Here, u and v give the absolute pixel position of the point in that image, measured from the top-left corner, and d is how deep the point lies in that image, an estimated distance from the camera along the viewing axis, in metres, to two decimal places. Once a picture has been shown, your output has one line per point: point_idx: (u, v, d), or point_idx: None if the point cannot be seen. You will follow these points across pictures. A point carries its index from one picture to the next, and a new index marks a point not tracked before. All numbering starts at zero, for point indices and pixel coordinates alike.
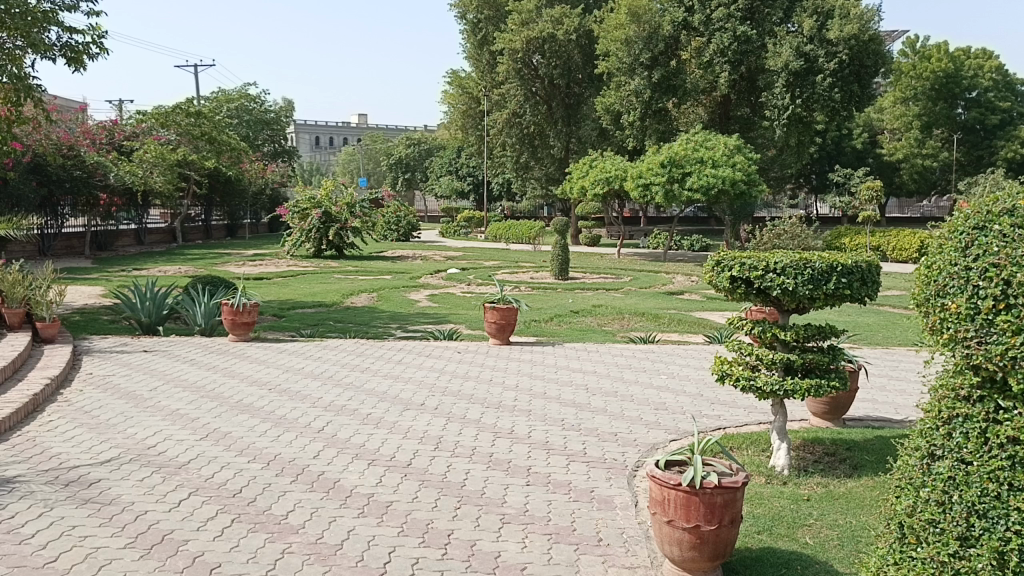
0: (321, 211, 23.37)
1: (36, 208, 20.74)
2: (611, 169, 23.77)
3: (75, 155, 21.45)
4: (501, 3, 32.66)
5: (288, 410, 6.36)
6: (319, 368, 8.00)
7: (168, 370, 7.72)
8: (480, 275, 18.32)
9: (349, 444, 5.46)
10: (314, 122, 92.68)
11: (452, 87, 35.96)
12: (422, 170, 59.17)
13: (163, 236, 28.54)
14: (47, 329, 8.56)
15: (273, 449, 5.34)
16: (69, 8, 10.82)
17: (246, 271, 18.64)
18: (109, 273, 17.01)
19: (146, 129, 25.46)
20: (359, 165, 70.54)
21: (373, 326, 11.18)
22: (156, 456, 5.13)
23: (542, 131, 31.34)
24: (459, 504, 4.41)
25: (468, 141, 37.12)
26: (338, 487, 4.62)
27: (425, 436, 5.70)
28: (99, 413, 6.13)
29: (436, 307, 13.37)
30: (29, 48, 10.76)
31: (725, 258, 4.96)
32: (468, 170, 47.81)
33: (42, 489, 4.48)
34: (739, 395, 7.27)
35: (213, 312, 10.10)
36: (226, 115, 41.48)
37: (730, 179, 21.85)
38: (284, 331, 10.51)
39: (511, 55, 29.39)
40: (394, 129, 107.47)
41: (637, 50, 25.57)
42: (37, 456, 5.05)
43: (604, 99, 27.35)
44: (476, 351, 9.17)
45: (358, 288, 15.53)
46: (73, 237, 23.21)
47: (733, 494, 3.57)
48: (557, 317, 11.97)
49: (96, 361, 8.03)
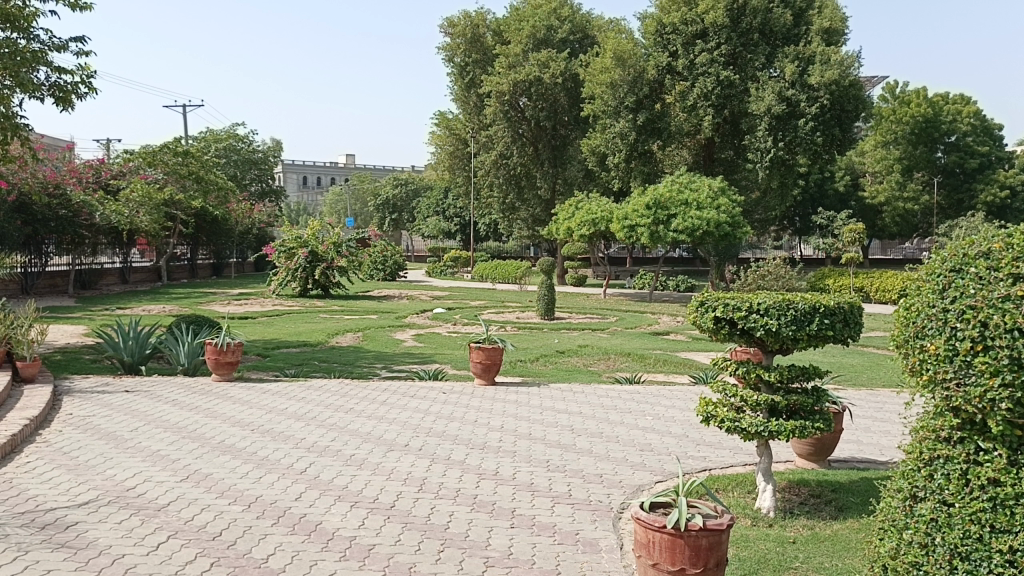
0: (308, 251, 23.37)
1: (20, 246, 20.71)
2: (597, 211, 24.00)
3: (61, 194, 21.37)
4: (489, 47, 33.17)
5: (270, 450, 6.30)
6: (301, 409, 7.91)
7: (149, 410, 7.62)
8: (466, 314, 18.37)
9: (333, 486, 5.40)
10: (302, 162, 93.05)
11: (440, 128, 36.36)
12: (409, 211, 59.55)
13: (146, 274, 28.46)
14: (26, 368, 8.41)
15: (255, 491, 5.27)
16: (58, 48, 10.92)
17: (231, 310, 18.60)
18: (91, 312, 16.92)
19: (133, 168, 25.39)
20: (347, 205, 70.88)
21: (358, 366, 11.13)
22: (136, 498, 5.05)
23: (529, 172, 31.55)
24: (442, 547, 4.36)
25: (455, 181, 37.40)
26: (320, 530, 4.56)
27: (409, 478, 5.65)
28: (78, 454, 6.04)
29: (422, 347, 13.32)
30: (18, 88, 10.89)
31: (709, 298, 4.98)
32: (455, 212, 48.17)
33: (17, 531, 4.39)
34: (725, 437, 7.26)
35: (197, 353, 10.04)
36: (215, 154, 41.71)
37: (714, 221, 22.03)
38: (268, 370, 10.45)
39: (499, 97, 29.83)
40: (383, 169, 108.24)
41: (622, 93, 26.00)
42: (13, 498, 4.96)
43: (590, 141, 27.83)
44: (462, 391, 9.12)
45: (343, 327, 15.47)
46: (57, 275, 23.14)
47: (718, 536, 3.59)
48: (542, 357, 11.95)
49: (76, 401, 7.92)
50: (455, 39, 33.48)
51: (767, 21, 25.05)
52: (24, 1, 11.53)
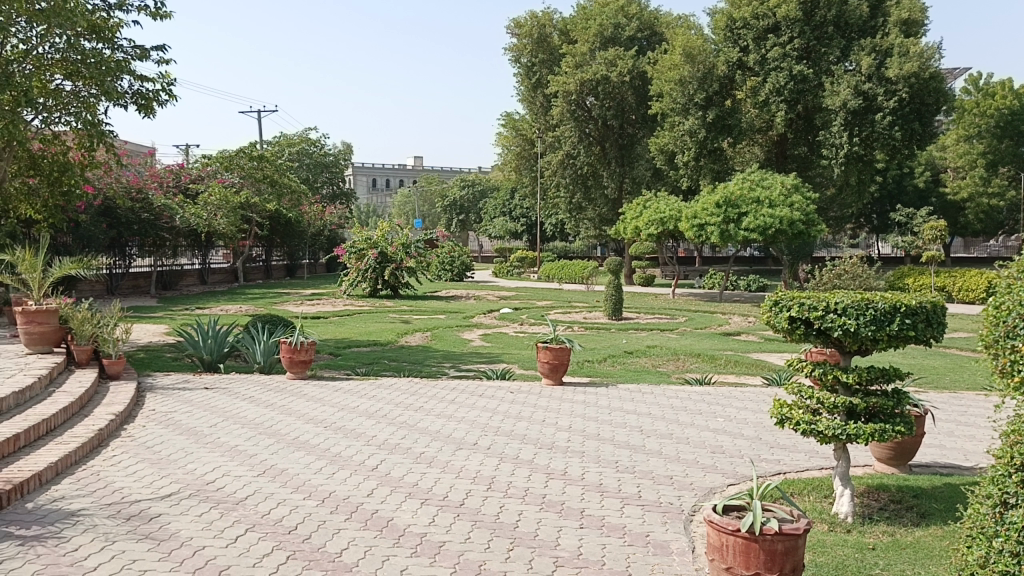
0: (377, 252, 23.73)
1: (106, 249, 21.52)
2: (665, 210, 23.71)
3: (143, 198, 22.20)
4: (556, 46, 33.10)
5: (343, 447, 6.41)
6: (372, 407, 8.03)
7: (228, 407, 7.85)
8: (533, 314, 18.38)
9: (403, 483, 5.47)
10: (371, 165, 94.63)
11: (507, 129, 36.50)
12: (476, 212, 59.97)
13: (225, 275, 29.31)
14: (112, 366, 8.80)
15: (329, 486, 5.37)
16: (140, 57, 11.34)
17: (304, 310, 19.05)
18: (172, 312, 17.51)
19: (212, 172, 26.45)
20: (415, 207, 71.87)
21: (427, 365, 11.25)
22: (215, 491, 5.21)
23: (596, 172, 31.36)
24: (512, 546, 4.37)
25: (522, 181, 37.51)
26: (391, 526, 4.62)
27: (479, 477, 5.68)
28: (160, 448, 6.26)
29: (490, 347, 13.38)
30: (103, 96, 11.56)
31: (783, 298, 4.86)
32: (522, 212, 48.39)
33: (104, 522, 4.57)
34: (801, 440, 7.08)
35: (272, 351, 10.30)
36: (288, 158, 42.72)
37: (787, 219, 21.53)
38: (340, 369, 10.65)
39: (565, 97, 29.74)
40: (448, 170, 109.10)
41: (691, 90, 25.66)
42: (100, 490, 5.18)
43: (659, 139, 27.52)
44: (530, 391, 9.12)
45: (412, 327, 15.64)
46: (140, 276, 23.93)
47: (795, 541, 3.50)
48: (610, 358, 11.85)
49: (159, 397, 8.21)
50: (522, 39, 33.47)
51: (842, 13, 24.30)
52: (111, 12, 12.10)
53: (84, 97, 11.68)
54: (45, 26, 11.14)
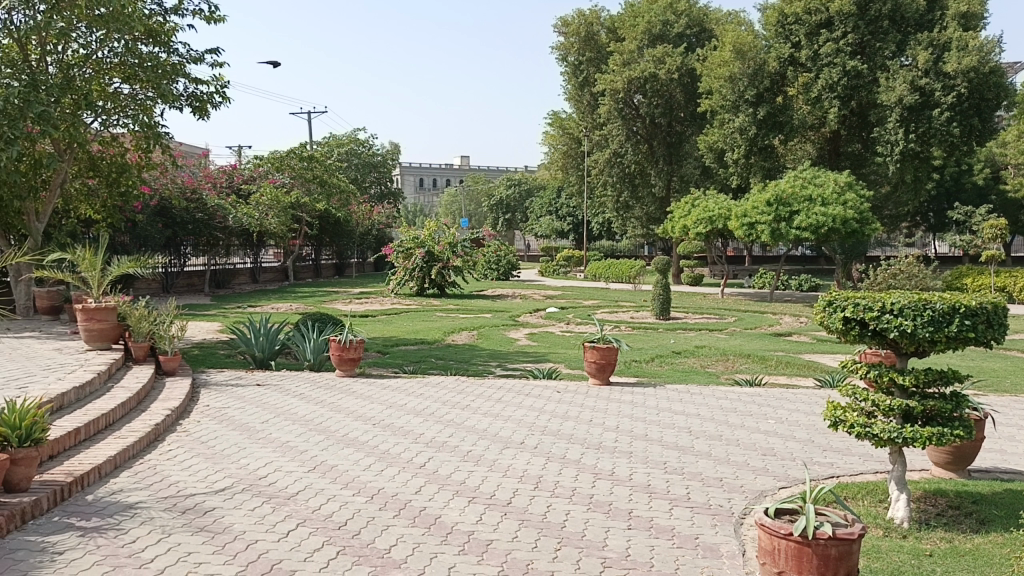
0: (424, 251, 23.89)
1: (162, 248, 22.03)
2: (714, 208, 23.44)
3: (198, 198, 22.71)
4: (603, 44, 32.95)
5: (391, 445, 6.47)
6: (420, 405, 8.09)
7: (279, 403, 7.98)
8: (580, 314, 18.32)
9: (451, 481, 5.50)
10: (419, 164, 95.36)
11: (554, 128, 36.45)
12: (523, 211, 60.00)
13: (275, 274, 29.80)
14: (169, 362, 9.02)
15: (377, 483, 5.42)
16: (195, 60, 11.60)
17: (353, 308, 19.27)
18: (225, 310, 17.86)
19: (263, 173, 26.87)
20: (461, 206, 72.23)
21: (474, 363, 11.30)
22: (267, 486, 5.30)
23: (644, 170, 31.13)
24: (559, 546, 4.36)
25: (569, 180, 37.42)
26: (439, 524, 4.64)
27: (526, 476, 5.68)
28: (214, 443, 6.40)
29: (536, 346, 13.38)
30: (159, 99, 11.85)
31: (837, 298, 4.76)
32: (569, 211, 48.28)
33: (161, 515, 4.68)
34: (854, 443, 6.94)
35: (322, 348, 10.43)
36: (337, 158, 43.27)
37: (841, 218, 21.09)
38: (388, 367, 10.75)
39: (612, 95, 29.60)
40: (494, 169, 109.46)
41: (742, 87, 25.36)
42: (157, 483, 5.30)
43: (708, 137, 27.21)
44: (577, 391, 9.09)
45: (459, 326, 15.71)
46: (195, 275, 24.44)
47: (849, 546, 3.44)
48: (658, 358, 11.76)
49: (212, 394, 8.39)
50: (569, 38, 33.37)
51: (898, 6, 23.65)
52: (167, 17, 12.39)
53: (141, 100, 11.99)
54: (104, 30, 11.46)
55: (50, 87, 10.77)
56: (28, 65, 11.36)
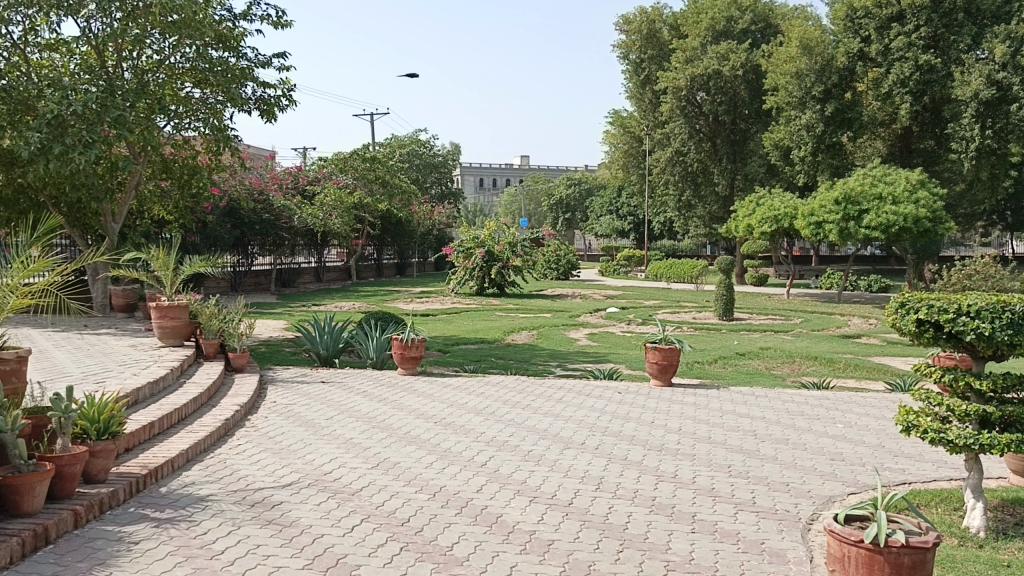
0: (485, 250, 24.02)
1: (230, 248, 22.63)
2: (779, 207, 23.00)
3: (264, 199, 23.28)
4: (665, 41, 32.62)
5: (452, 443, 6.52)
6: (481, 404, 8.13)
7: (343, 400, 8.12)
8: (641, 314, 18.17)
9: (512, 480, 5.51)
10: (478, 164, 95.91)
11: (614, 127, 36.25)
12: (583, 210, 59.81)
13: (339, 273, 30.32)
14: (238, 359, 9.26)
15: (439, 481, 5.48)
16: (263, 64, 11.88)
17: (415, 307, 19.51)
18: (291, 308, 18.25)
19: (327, 174, 27.36)
20: (521, 206, 72.40)
21: (534, 363, 11.31)
22: (332, 481, 5.40)
23: (707, 168, 30.73)
24: (621, 547, 4.34)
25: (630, 179, 37.16)
26: (501, 523, 4.66)
27: (587, 476, 5.66)
28: (281, 439, 6.54)
29: (597, 346, 13.32)
30: (229, 102, 12.22)
31: (910, 299, 4.62)
32: (630, 210, 47.97)
33: (231, 507, 4.82)
34: (927, 449, 6.73)
35: (384, 347, 10.58)
36: (399, 159, 43.83)
37: (913, 217, 20.45)
38: (448, 366, 10.84)
39: (675, 93, 29.32)
40: (554, 168, 109.40)
41: (809, 83, 24.89)
42: (227, 477, 5.45)
43: (773, 134, 26.72)
44: (638, 392, 9.02)
45: (519, 325, 15.75)
46: (261, 274, 25.01)
47: (923, 555, 3.34)
48: (721, 359, 11.59)
49: (279, 390, 8.58)
50: (631, 36, 33.18)
51: None
52: (236, 22, 12.71)
53: (211, 104, 12.36)
54: (177, 36, 11.83)
55: (126, 92, 11.15)
56: (105, 71, 11.78)
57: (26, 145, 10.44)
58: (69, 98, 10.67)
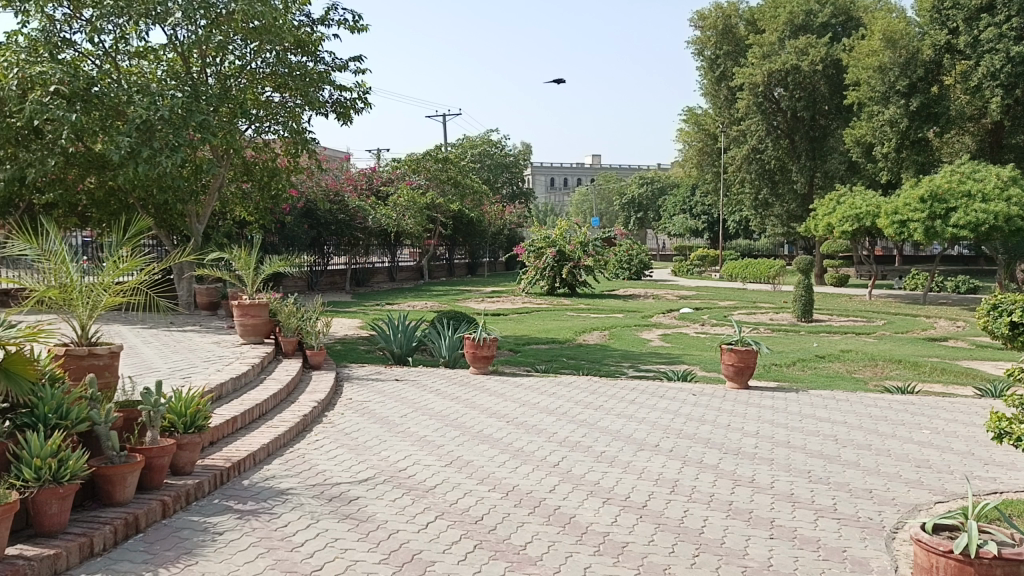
0: (556, 250, 23.98)
1: (307, 248, 23.15)
2: (861, 205, 22.30)
3: (340, 200, 23.73)
4: (741, 37, 32.01)
5: (525, 442, 6.53)
6: (553, 404, 8.12)
7: (417, 398, 8.23)
8: (715, 315, 17.86)
9: (585, 481, 5.49)
10: (549, 164, 95.95)
11: (688, 124, 35.74)
12: (655, 209, 59.15)
13: (412, 273, 30.70)
14: (315, 356, 9.47)
15: (512, 480, 5.49)
16: (340, 68, 12.13)
17: (487, 306, 19.62)
18: (365, 307, 18.57)
19: (401, 175, 27.72)
20: (592, 205, 72.15)
21: (606, 364, 11.24)
22: (407, 478, 5.47)
23: (784, 166, 30.02)
24: (697, 552, 4.27)
25: (704, 178, 36.57)
26: (575, 523, 4.65)
27: (661, 479, 5.60)
28: (357, 435, 6.66)
29: (671, 348, 13.15)
30: (307, 106, 12.54)
31: (1003, 301, 4.43)
32: (704, 209, 47.24)
33: (310, 501, 4.93)
34: (1020, 458, 6.42)
35: (457, 346, 10.67)
36: (471, 159, 44.17)
37: (1004, 215, 19.55)
38: (520, 365, 10.86)
39: (751, 89, 28.76)
40: (626, 168, 108.63)
41: (893, 77, 24.11)
42: (305, 471, 5.58)
43: (855, 130, 25.92)
44: (713, 394, 8.88)
45: (590, 325, 15.68)
46: (337, 274, 25.51)
47: (1017, 568, 3.19)
48: (799, 361, 11.31)
49: (355, 388, 8.74)
50: (706, 32, 32.68)
51: None
52: (314, 27, 13.01)
53: (290, 107, 12.71)
54: (258, 42, 12.20)
55: (210, 97, 11.64)
56: (190, 76, 12.22)
57: (117, 150, 10.90)
58: (156, 104, 11.11)
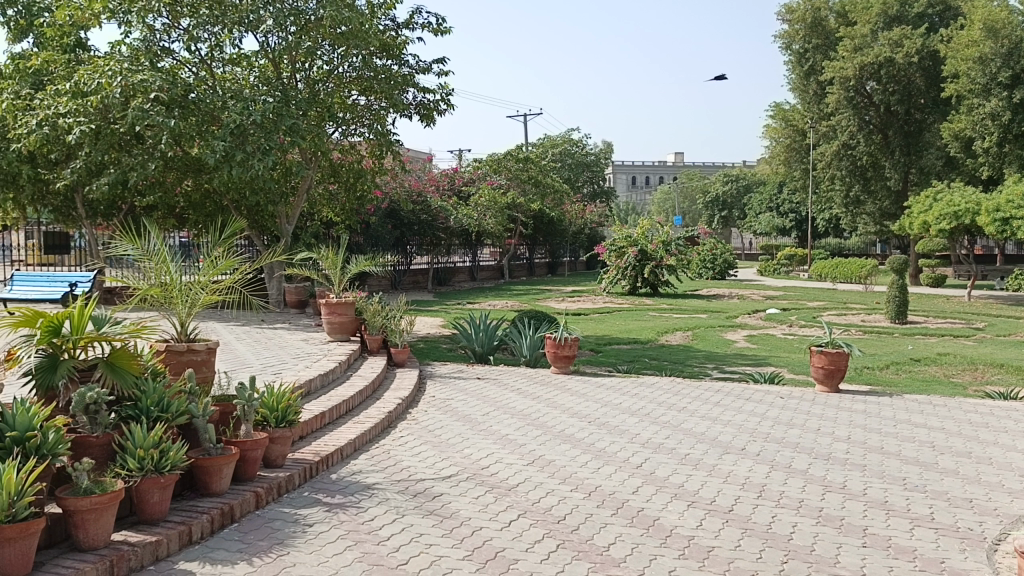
0: (638, 250, 23.76)
1: (391, 248, 23.56)
2: (959, 202, 21.32)
3: (423, 201, 24.07)
4: (831, 30, 31.07)
5: (607, 443, 6.50)
6: (635, 405, 8.06)
7: (499, 397, 8.29)
8: (802, 316, 17.39)
9: (668, 483, 5.43)
10: (631, 162, 95.21)
11: (775, 120, 34.90)
12: (740, 208, 57.91)
13: (493, 272, 30.91)
14: (399, 354, 9.64)
15: (594, 480, 5.48)
16: (423, 70, 12.31)
17: (568, 306, 19.59)
18: (448, 306, 18.79)
19: (482, 175, 27.93)
20: (675, 203, 71.23)
21: (689, 365, 11.08)
22: (489, 476, 5.52)
23: (877, 162, 28.99)
24: (786, 558, 4.18)
25: (792, 175, 35.63)
26: (659, 526, 4.60)
27: (748, 483, 5.49)
28: (440, 433, 6.76)
29: (756, 349, 12.87)
30: (392, 108, 12.80)
31: None
32: (791, 207, 46.05)
33: (395, 496, 5.03)
34: None
35: (538, 345, 10.69)
36: (551, 159, 44.20)
37: None
38: (601, 366, 10.80)
39: (841, 83, 27.90)
40: (711, 165, 106.76)
41: (994, 68, 22.99)
42: (391, 467, 5.70)
43: (952, 124, 24.81)
44: (801, 397, 8.64)
45: (673, 326, 15.48)
46: (419, 273, 25.88)
47: None
48: (893, 365, 10.90)
49: (438, 386, 8.86)
50: (794, 25, 31.86)
51: None
52: (399, 31, 13.24)
53: (376, 110, 13.00)
54: (345, 47, 12.46)
55: (300, 101, 11.98)
56: (281, 82, 12.59)
57: (213, 154, 11.33)
58: (249, 109, 11.51)
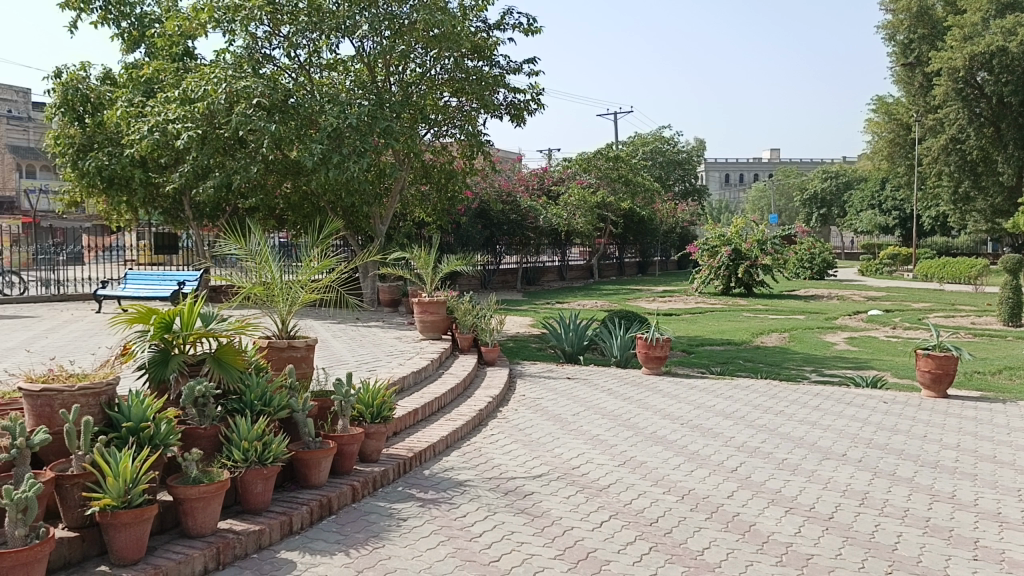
0: (731, 249, 23.28)
1: (482, 247, 23.79)
2: None
3: (513, 201, 24.21)
4: (938, 19, 29.72)
5: (700, 446, 6.39)
6: (729, 407, 7.89)
7: (589, 397, 8.26)
8: (907, 318, 16.68)
9: (765, 489, 5.30)
10: (724, 159, 93.38)
11: (878, 114, 33.60)
12: (840, 205, 55.97)
13: (582, 272, 30.84)
14: (489, 352, 9.74)
15: (687, 483, 5.40)
16: (514, 71, 12.39)
17: (659, 306, 19.37)
18: (538, 306, 18.85)
19: (571, 175, 27.89)
20: (771, 201, 69.46)
21: (786, 368, 10.78)
22: (580, 476, 5.51)
23: (988, 156, 27.56)
24: (890, 569, 4.02)
25: (895, 171, 34.22)
26: (755, 532, 4.50)
27: (849, 490, 5.31)
28: (531, 431, 6.79)
29: (857, 351, 12.41)
30: (483, 109, 12.95)
31: None
32: (894, 204, 44.27)
33: (487, 494, 5.08)
34: None
35: (628, 345, 10.60)
36: (642, 157, 43.79)
37: None
38: (694, 367, 10.63)
39: (949, 75, 26.67)
40: (808, 162, 103.57)
41: None
42: (482, 464, 5.76)
43: None
44: (906, 402, 8.28)
45: (769, 327, 15.08)
46: (509, 273, 26.06)
47: None
48: (1007, 370, 10.32)
49: (528, 384, 8.90)
50: (899, 15, 30.62)
51: None
52: (490, 32, 13.35)
53: (468, 111, 13.16)
54: (437, 50, 12.61)
55: (393, 104, 12.23)
56: (376, 85, 12.86)
57: (311, 156, 11.69)
58: (345, 112, 11.82)
